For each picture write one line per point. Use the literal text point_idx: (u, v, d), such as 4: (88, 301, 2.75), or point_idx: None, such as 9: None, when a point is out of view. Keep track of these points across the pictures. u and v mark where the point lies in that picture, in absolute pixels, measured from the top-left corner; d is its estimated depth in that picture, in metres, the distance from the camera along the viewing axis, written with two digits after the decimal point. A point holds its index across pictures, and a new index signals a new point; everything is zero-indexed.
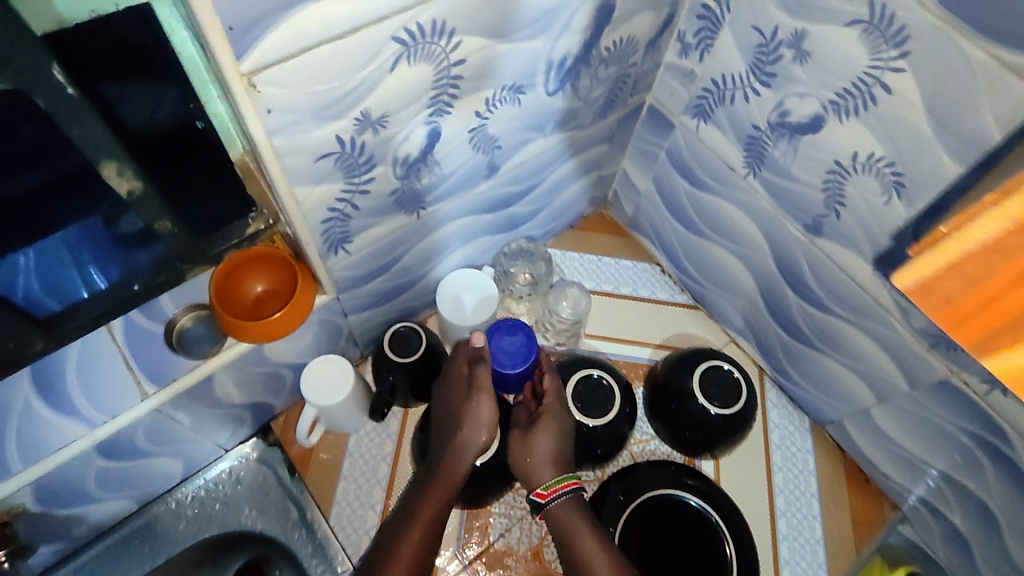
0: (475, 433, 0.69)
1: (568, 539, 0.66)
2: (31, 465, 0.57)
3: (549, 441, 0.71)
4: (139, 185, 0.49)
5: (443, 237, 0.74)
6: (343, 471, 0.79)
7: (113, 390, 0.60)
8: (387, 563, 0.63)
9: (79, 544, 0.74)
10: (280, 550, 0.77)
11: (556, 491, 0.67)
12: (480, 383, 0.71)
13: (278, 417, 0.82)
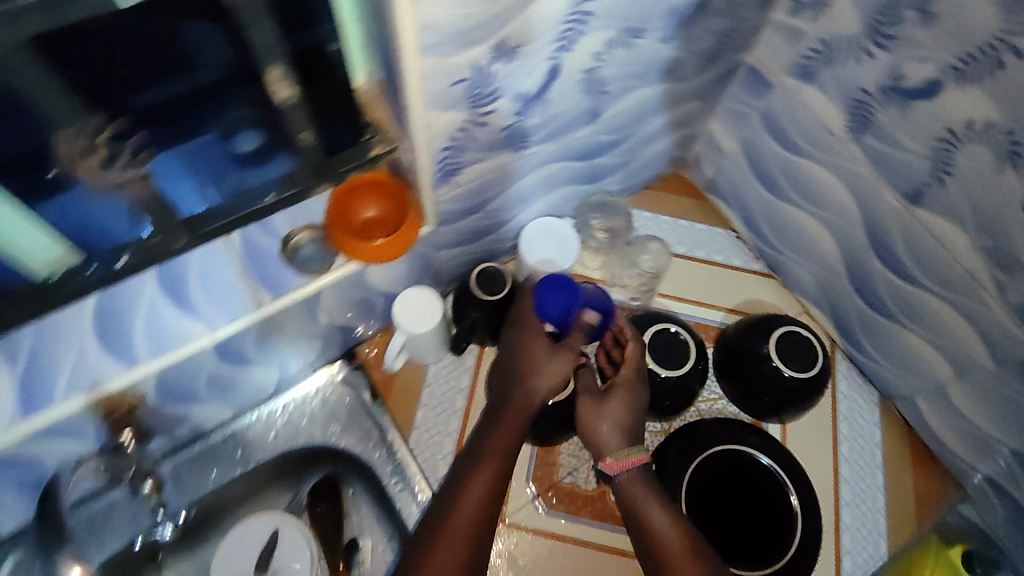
0: (538, 389, 0.70)
1: (633, 501, 0.67)
2: (159, 355, 0.63)
3: (622, 411, 0.71)
4: (295, 91, 0.57)
5: (536, 180, 0.76)
6: (421, 399, 0.84)
7: (230, 296, 0.64)
8: (463, 493, 0.64)
9: (179, 442, 0.80)
10: (358, 465, 0.81)
11: (626, 464, 0.68)
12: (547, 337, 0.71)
13: (362, 344, 0.86)
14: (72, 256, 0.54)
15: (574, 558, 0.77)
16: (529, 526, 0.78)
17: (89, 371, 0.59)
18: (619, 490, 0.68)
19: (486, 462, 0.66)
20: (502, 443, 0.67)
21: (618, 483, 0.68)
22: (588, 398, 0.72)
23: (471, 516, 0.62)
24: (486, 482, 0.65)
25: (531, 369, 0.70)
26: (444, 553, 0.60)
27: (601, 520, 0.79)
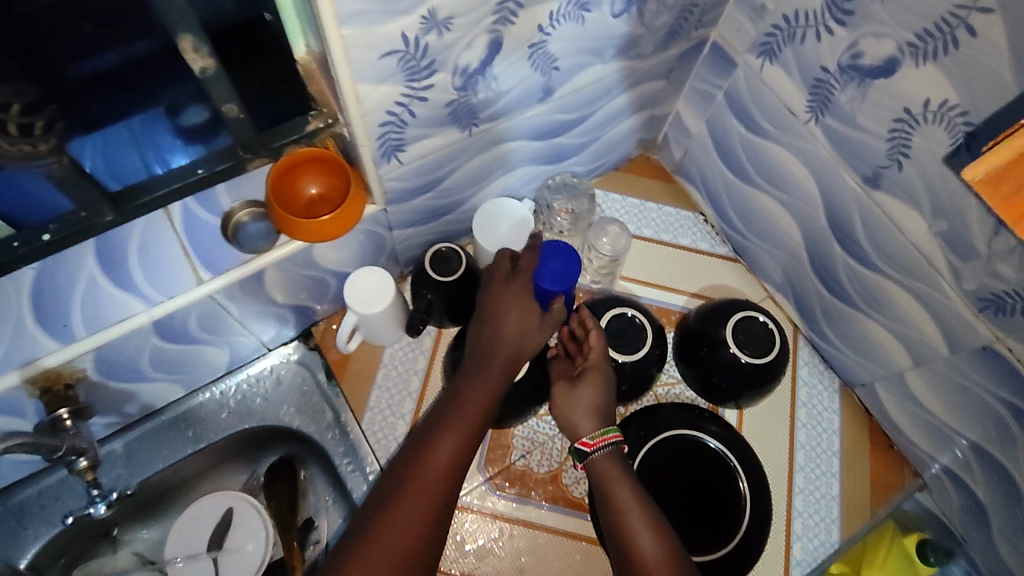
0: (515, 342, 0.68)
1: (621, 517, 0.64)
2: (95, 333, 0.61)
3: (593, 396, 0.72)
4: (212, 64, 0.55)
5: (491, 160, 0.74)
6: (376, 380, 0.83)
7: (170, 271, 0.62)
8: (430, 454, 0.62)
9: (129, 421, 0.79)
10: (312, 445, 0.82)
11: (602, 441, 0.69)
12: (517, 292, 0.70)
13: (318, 323, 0.85)
14: (6, 231, 0.54)
15: (524, 541, 0.77)
16: (480, 508, 0.78)
17: (26, 347, 0.59)
18: (597, 470, 0.68)
19: (456, 422, 0.64)
20: (474, 404, 0.65)
21: (593, 462, 0.68)
22: (562, 385, 0.73)
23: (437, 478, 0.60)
24: (454, 444, 0.63)
25: (511, 336, 0.68)
26: (408, 510, 0.58)
27: (552, 503, 0.79)
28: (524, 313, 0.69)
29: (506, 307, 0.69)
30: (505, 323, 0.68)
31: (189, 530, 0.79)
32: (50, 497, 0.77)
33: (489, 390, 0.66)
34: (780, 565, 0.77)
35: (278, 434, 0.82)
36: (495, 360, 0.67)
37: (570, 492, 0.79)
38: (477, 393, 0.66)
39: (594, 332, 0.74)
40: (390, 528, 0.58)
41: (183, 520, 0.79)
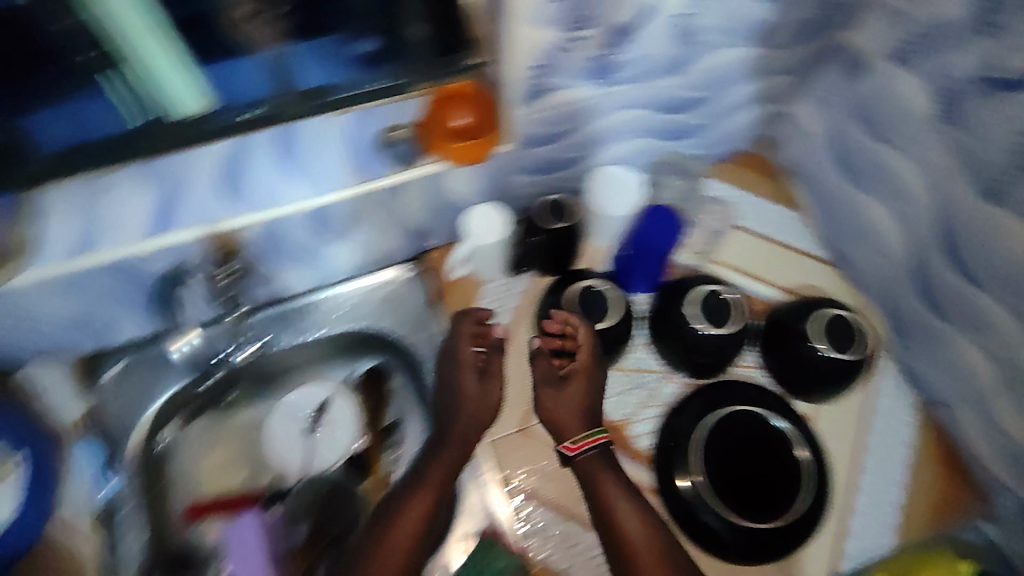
0: (469, 407, 0.83)
1: (610, 512, 0.75)
2: (261, 209, 0.71)
3: (578, 398, 0.82)
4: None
5: (613, 125, 0.80)
6: (475, 310, 0.91)
7: (329, 170, 0.72)
8: (412, 494, 0.76)
9: (267, 300, 0.90)
10: (407, 357, 0.91)
11: (582, 447, 0.79)
12: (463, 360, 0.84)
13: (431, 250, 0.93)
14: (212, 105, 0.62)
15: (581, 479, 0.82)
16: (548, 437, 0.84)
17: (205, 212, 0.70)
18: (582, 471, 0.78)
19: (427, 485, 0.76)
20: (446, 458, 0.79)
21: (578, 463, 0.79)
22: (548, 390, 0.83)
23: (402, 557, 0.73)
24: (441, 474, 0.77)
25: (470, 406, 0.82)
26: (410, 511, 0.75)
27: (614, 449, 0.83)
28: (468, 382, 0.84)
29: (460, 380, 0.84)
30: (464, 402, 0.83)
31: (290, 410, 0.89)
32: (187, 354, 0.87)
33: (459, 446, 0.80)
34: (826, 556, 0.79)
35: (384, 341, 0.91)
36: (452, 440, 0.80)
37: (634, 444, 0.84)
38: (446, 458, 0.79)
39: (583, 331, 0.81)
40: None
41: (289, 400, 0.89)
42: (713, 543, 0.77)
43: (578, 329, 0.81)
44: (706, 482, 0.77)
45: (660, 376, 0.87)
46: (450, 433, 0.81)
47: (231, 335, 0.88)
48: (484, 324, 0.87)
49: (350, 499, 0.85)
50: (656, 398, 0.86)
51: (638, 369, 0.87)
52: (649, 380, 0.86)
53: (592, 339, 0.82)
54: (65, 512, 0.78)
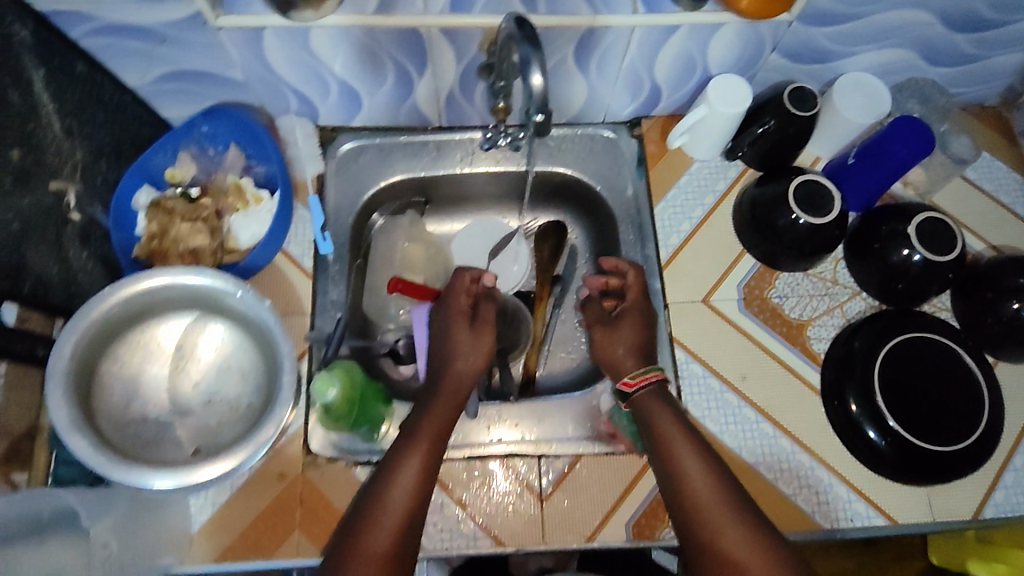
0: (455, 363, 0.75)
1: (676, 461, 0.68)
2: (551, 16, 0.74)
3: (632, 335, 0.80)
4: None
5: (892, 24, 0.78)
6: (679, 182, 0.91)
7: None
8: (423, 421, 0.70)
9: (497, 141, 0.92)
10: (602, 212, 0.94)
11: (642, 381, 0.75)
12: (456, 312, 0.79)
13: (646, 120, 0.94)
14: None
15: (751, 362, 0.83)
16: (729, 314, 0.85)
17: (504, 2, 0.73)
18: (646, 425, 0.72)
19: (421, 438, 0.68)
20: (440, 412, 0.71)
21: (636, 400, 0.74)
22: (602, 328, 0.82)
23: (401, 501, 0.64)
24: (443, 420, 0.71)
25: (463, 356, 0.75)
26: (402, 474, 0.65)
27: (789, 342, 0.84)
28: (455, 333, 0.77)
29: (450, 342, 0.77)
30: (456, 352, 0.76)
31: (479, 231, 0.99)
32: (409, 152, 0.93)
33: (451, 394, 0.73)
34: (976, 498, 0.79)
35: (581, 196, 0.96)
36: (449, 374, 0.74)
37: (810, 346, 0.84)
38: (443, 402, 0.72)
39: (632, 273, 0.83)
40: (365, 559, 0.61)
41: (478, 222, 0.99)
42: (868, 452, 0.78)
43: (626, 270, 0.83)
44: (885, 391, 0.77)
45: (848, 292, 0.87)
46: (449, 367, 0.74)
47: (451, 145, 0.93)
48: (480, 282, 0.83)
49: (518, 321, 0.93)
50: (840, 311, 0.86)
51: (828, 279, 0.87)
52: (837, 291, 0.86)
53: (641, 282, 0.84)
54: (289, 249, 0.86)
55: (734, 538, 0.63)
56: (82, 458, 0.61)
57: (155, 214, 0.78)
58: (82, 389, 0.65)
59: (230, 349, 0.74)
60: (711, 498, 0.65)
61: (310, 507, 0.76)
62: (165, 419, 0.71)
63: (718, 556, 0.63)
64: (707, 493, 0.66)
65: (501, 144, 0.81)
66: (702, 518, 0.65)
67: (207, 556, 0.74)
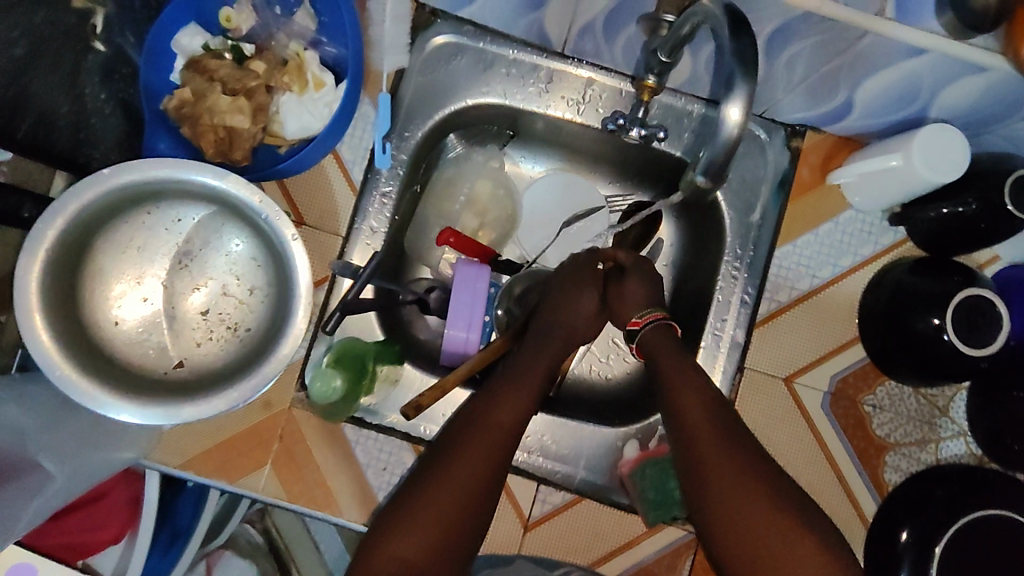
0: (578, 327, 0.70)
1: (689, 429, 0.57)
2: None
3: (640, 287, 0.69)
4: None
5: None
6: (819, 227, 0.73)
7: None
8: (484, 415, 0.61)
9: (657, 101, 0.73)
10: (714, 225, 0.76)
11: (649, 320, 0.66)
12: (585, 287, 0.70)
13: (812, 132, 0.74)
14: None
15: (805, 468, 0.71)
16: (804, 406, 0.72)
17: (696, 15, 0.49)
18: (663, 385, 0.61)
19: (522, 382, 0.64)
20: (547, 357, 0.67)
21: (642, 339, 0.66)
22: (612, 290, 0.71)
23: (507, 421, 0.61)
24: (508, 419, 0.61)
25: (585, 315, 0.70)
26: (504, 410, 0.61)
27: (859, 462, 0.72)
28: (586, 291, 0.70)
29: (569, 293, 0.70)
30: (574, 305, 0.70)
31: (558, 189, 0.83)
32: (516, 72, 0.74)
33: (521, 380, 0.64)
34: None
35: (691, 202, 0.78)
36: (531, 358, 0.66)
37: (879, 473, 0.72)
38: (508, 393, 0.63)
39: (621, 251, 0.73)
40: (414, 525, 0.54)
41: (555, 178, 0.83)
42: None
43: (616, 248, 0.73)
44: (945, 545, 0.64)
45: (953, 430, 0.72)
46: (527, 364, 0.66)
47: (566, 79, 0.74)
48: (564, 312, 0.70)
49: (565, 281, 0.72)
50: (933, 447, 0.72)
51: (937, 407, 0.72)
52: (941, 424, 0.72)
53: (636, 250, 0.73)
54: (340, 152, 0.73)
55: (754, 518, 0.52)
56: (41, 360, 0.53)
57: (191, 76, 0.63)
58: (64, 271, 0.56)
59: (244, 263, 0.64)
60: (707, 436, 0.56)
61: (289, 445, 0.69)
62: (155, 319, 0.62)
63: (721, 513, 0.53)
64: (700, 424, 0.57)
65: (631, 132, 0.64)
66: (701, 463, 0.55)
67: (171, 459, 0.69)
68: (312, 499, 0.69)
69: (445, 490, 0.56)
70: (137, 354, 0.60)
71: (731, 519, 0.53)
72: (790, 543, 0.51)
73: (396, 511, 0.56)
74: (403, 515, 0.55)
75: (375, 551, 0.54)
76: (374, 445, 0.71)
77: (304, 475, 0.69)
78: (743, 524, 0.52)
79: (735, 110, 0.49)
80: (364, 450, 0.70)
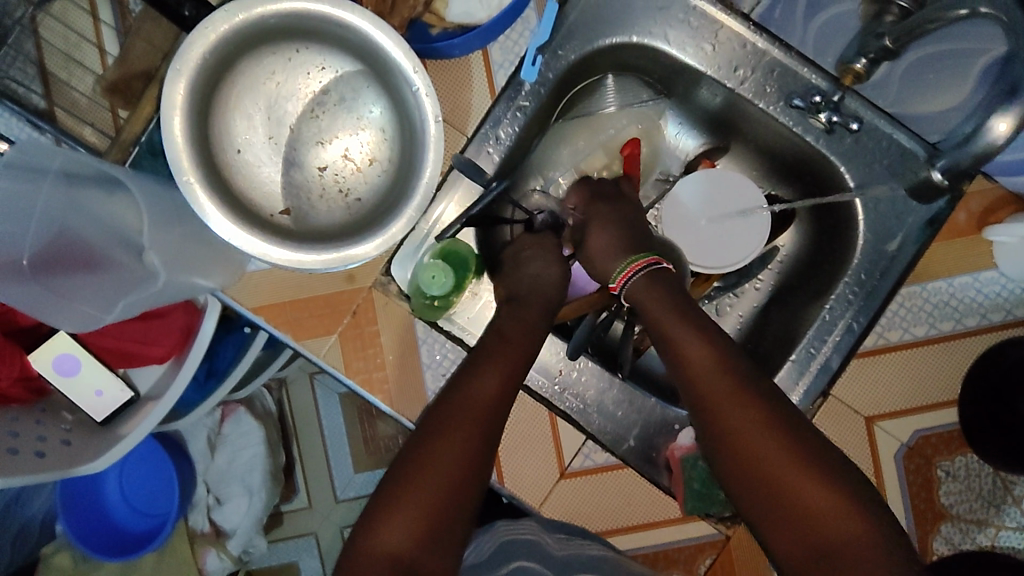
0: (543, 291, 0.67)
1: (697, 370, 0.58)
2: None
3: (608, 235, 0.68)
4: None
5: None
6: (955, 278, 0.69)
7: None
8: (472, 391, 0.58)
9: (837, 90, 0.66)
10: (841, 240, 0.72)
11: (625, 275, 0.65)
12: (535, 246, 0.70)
13: (982, 177, 0.68)
14: None
15: None
16: (875, 449, 0.69)
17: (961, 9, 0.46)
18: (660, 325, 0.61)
19: (494, 364, 0.60)
20: (512, 349, 0.62)
21: (630, 294, 0.64)
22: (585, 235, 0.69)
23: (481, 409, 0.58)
24: (493, 392, 0.59)
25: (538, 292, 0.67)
26: (469, 403, 0.58)
27: (911, 521, 0.69)
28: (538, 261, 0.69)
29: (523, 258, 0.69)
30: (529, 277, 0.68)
31: (706, 223, 0.75)
32: (693, 20, 0.69)
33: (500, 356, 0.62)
34: None
35: (834, 227, 0.73)
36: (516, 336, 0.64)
37: (926, 539, 0.69)
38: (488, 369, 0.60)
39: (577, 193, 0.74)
40: (416, 492, 0.54)
41: (747, 190, 0.74)
42: None
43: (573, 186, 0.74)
44: None
45: (1018, 522, 0.68)
46: (507, 330, 0.64)
47: (740, 47, 0.69)
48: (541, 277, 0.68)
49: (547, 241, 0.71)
50: (991, 531, 0.69)
51: (1010, 495, 0.68)
52: (1008, 512, 0.68)
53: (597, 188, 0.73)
54: (490, 52, 0.70)
55: (813, 482, 0.52)
56: (170, 158, 0.52)
57: None
58: (210, 81, 0.55)
59: (372, 132, 0.62)
60: (739, 394, 0.56)
61: (359, 322, 0.69)
62: (274, 160, 0.61)
63: (783, 488, 0.52)
64: (710, 366, 0.57)
65: (821, 117, 0.67)
66: (747, 444, 0.54)
67: (245, 300, 0.69)
68: (366, 380, 0.70)
69: (422, 481, 0.54)
70: (250, 187, 0.60)
71: (792, 491, 0.52)
72: (847, 510, 0.51)
73: (388, 486, 0.55)
74: (396, 487, 0.54)
75: (371, 526, 0.53)
76: (439, 350, 0.70)
77: (365, 355, 0.70)
78: (803, 493, 0.52)
79: (1005, 123, 0.52)
80: (428, 350, 0.70)
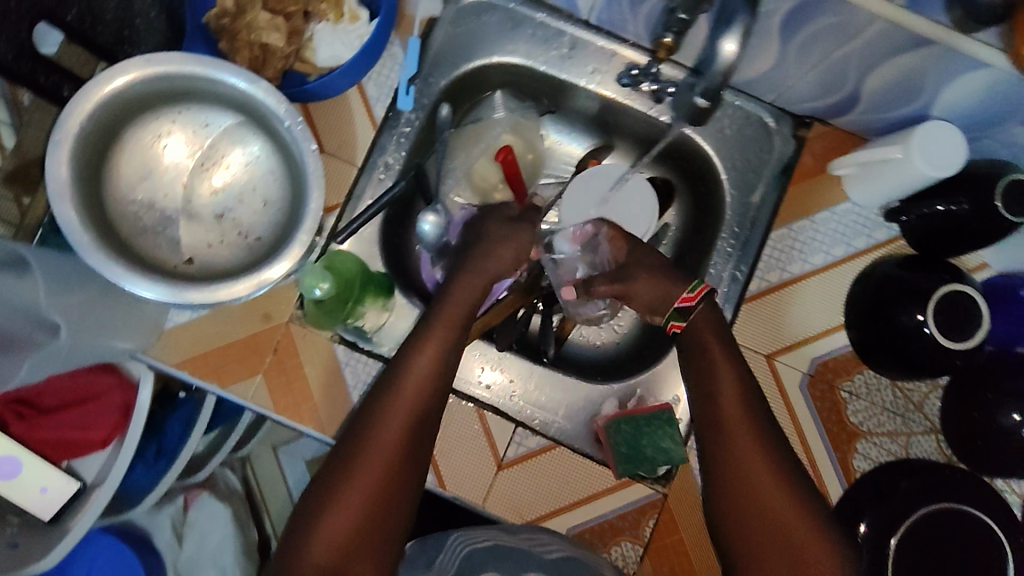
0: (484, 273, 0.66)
1: (712, 388, 0.63)
2: None
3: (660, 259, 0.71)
4: None
5: None
6: (815, 216, 0.76)
7: None
8: (391, 407, 0.60)
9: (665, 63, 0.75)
10: (714, 195, 0.79)
11: (701, 294, 0.67)
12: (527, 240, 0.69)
13: (820, 124, 0.77)
14: None
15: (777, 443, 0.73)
16: (781, 383, 0.74)
17: None
18: (695, 340, 0.65)
19: (413, 376, 0.61)
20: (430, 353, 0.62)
21: (695, 309, 0.66)
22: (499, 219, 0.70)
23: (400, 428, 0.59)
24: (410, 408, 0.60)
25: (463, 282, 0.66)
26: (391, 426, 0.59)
27: (830, 444, 0.73)
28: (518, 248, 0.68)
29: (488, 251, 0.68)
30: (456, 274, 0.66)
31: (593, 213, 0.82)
32: (539, 32, 0.77)
33: (428, 346, 0.62)
34: None
35: (702, 183, 0.81)
36: (431, 320, 0.64)
37: (848, 459, 0.73)
38: (417, 362, 0.62)
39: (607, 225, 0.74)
40: (338, 515, 0.56)
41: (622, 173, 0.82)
42: None
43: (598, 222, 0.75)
44: None
45: (925, 426, 0.73)
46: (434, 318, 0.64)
47: (584, 47, 0.77)
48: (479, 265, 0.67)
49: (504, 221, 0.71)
50: (904, 440, 0.73)
51: (913, 402, 0.74)
52: (914, 418, 0.73)
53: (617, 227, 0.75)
54: (365, 88, 0.77)
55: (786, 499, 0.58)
56: (64, 225, 0.56)
57: None
58: (94, 149, 0.59)
59: (260, 175, 0.67)
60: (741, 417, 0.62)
61: (282, 358, 0.72)
62: (171, 216, 0.66)
63: (759, 505, 0.59)
64: (733, 395, 0.63)
65: (643, 87, 0.75)
66: (742, 461, 0.60)
67: (169, 356, 0.73)
68: (295, 412, 0.72)
69: (342, 505, 0.56)
70: (150, 244, 0.64)
71: (764, 506, 0.58)
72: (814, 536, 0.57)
73: (308, 512, 0.57)
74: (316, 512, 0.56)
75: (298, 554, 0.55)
76: (363, 370, 0.73)
77: (291, 389, 0.72)
78: (777, 508, 0.58)
79: (731, 43, 0.52)
80: (353, 371, 0.73)
